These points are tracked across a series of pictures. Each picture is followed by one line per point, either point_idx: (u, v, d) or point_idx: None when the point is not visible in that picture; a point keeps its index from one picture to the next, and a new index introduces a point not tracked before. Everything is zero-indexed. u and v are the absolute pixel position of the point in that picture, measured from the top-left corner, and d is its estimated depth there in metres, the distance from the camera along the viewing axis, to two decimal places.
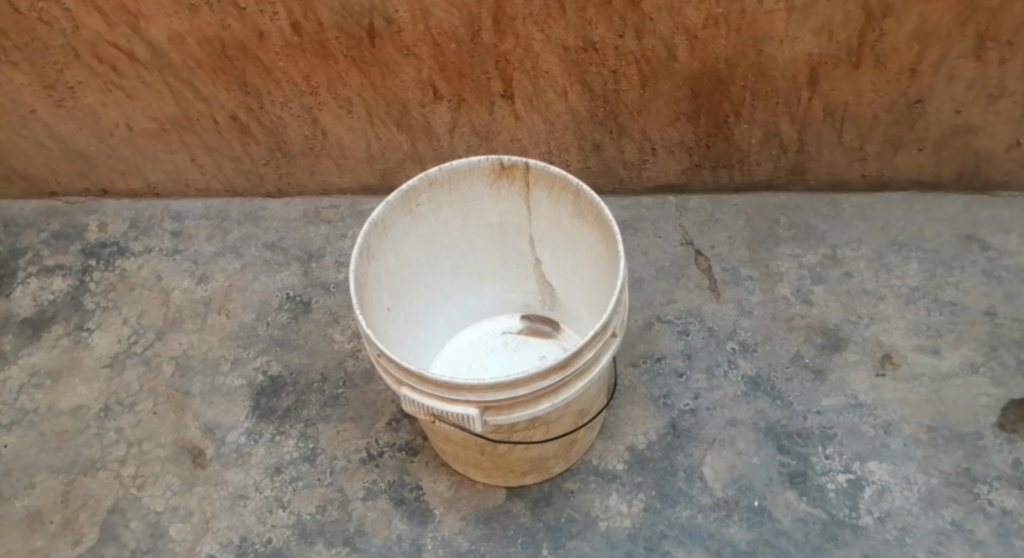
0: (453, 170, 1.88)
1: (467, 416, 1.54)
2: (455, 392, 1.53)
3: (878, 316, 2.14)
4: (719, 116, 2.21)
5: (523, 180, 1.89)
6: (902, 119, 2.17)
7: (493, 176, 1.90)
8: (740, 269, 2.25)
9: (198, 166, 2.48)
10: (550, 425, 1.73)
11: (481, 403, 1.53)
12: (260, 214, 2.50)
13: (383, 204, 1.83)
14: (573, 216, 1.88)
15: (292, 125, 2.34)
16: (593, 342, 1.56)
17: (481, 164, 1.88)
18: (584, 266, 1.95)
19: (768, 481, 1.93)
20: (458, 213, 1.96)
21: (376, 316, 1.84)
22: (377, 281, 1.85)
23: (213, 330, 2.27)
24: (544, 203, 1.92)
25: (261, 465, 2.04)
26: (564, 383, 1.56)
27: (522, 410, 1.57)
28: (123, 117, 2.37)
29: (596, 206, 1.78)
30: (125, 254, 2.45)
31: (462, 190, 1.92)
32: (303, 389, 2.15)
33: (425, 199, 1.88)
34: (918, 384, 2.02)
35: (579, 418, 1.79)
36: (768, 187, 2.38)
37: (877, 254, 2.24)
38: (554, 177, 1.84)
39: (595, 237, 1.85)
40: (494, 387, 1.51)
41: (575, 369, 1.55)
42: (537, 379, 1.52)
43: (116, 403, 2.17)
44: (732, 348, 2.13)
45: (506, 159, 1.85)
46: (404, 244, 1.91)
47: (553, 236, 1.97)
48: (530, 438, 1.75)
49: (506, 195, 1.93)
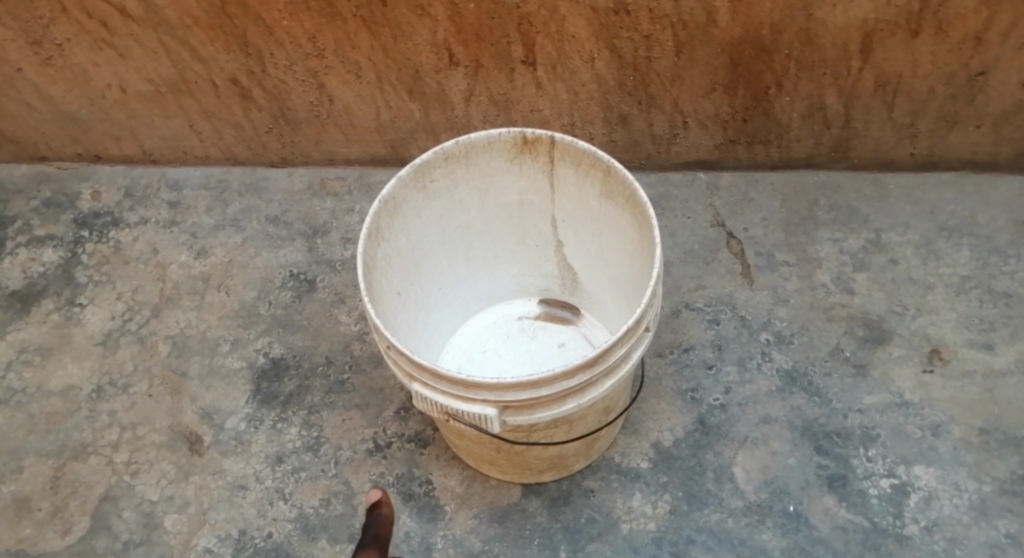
0: (472, 144, 1.72)
1: (484, 416, 1.41)
2: (471, 391, 1.39)
3: (925, 307, 1.99)
4: (759, 87, 2.04)
5: (548, 156, 1.73)
6: (960, 93, 1.99)
7: (515, 151, 1.74)
8: (776, 254, 2.10)
9: (196, 132, 2.33)
10: (573, 424, 1.60)
11: (500, 403, 1.40)
12: (262, 184, 2.35)
13: (395, 179, 1.67)
14: (602, 196, 1.73)
15: (297, 90, 2.18)
16: (625, 339, 1.42)
17: (501, 137, 1.72)
18: (611, 250, 1.80)
19: (804, 485, 1.79)
20: (475, 190, 1.81)
21: (385, 302, 1.70)
22: (387, 264, 1.71)
23: (212, 309, 2.13)
24: (569, 181, 1.77)
25: (262, 454, 1.91)
26: (592, 382, 1.42)
27: (544, 411, 1.43)
28: (116, 78, 2.22)
29: (628, 186, 1.63)
30: (119, 225, 2.31)
31: (480, 166, 1.77)
32: (306, 373, 2.01)
33: (440, 174, 1.73)
34: (969, 382, 1.87)
35: (604, 416, 1.65)
36: (806, 165, 2.21)
37: (925, 239, 2.07)
38: (583, 154, 1.69)
39: (625, 220, 1.70)
40: (515, 387, 1.37)
41: (604, 368, 1.41)
42: (563, 379, 1.38)
43: (108, 384, 2.04)
44: (767, 339, 1.98)
45: (530, 132, 1.70)
46: (417, 224, 1.76)
47: (577, 217, 1.82)
48: (550, 438, 1.62)
49: (528, 171, 1.78)
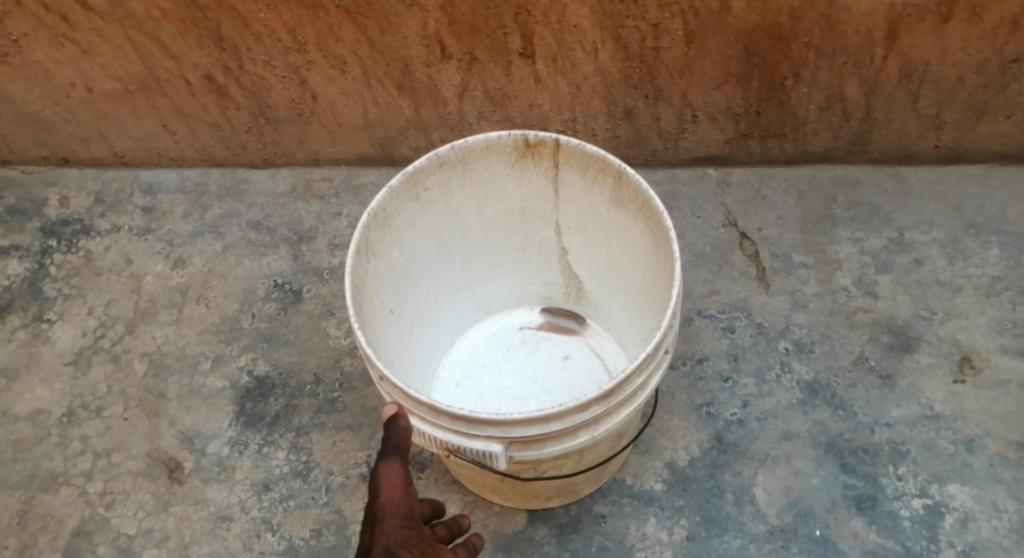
0: (469, 148, 1.58)
1: (488, 452, 1.29)
2: (474, 426, 1.27)
3: (954, 311, 1.86)
4: (776, 78, 1.90)
5: (552, 160, 1.60)
6: (991, 82, 1.87)
7: (516, 155, 1.61)
8: (793, 255, 1.96)
9: (170, 133, 2.18)
10: (584, 454, 1.47)
11: (506, 439, 1.28)
12: (243, 187, 2.20)
13: (385, 189, 1.54)
14: (611, 203, 1.60)
15: (277, 87, 2.03)
16: (642, 366, 1.31)
17: (501, 140, 1.59)
18: (620, 260, 1.67)
19: (830, 507, 1.67)
20: (472, 197, 1.67)
21: (377, 322, 1.56)
22: (378, 280, 1.57)
23: (191, 323, 1.99)
24: (575, 186, 1.63)
25: (247, 481, 1.77)
26: (607, 412, 1.31)
27: (554, 444, 1.31)
28: (80, 76, 2.06)
29: (640, 193, 1.50)
30: (90, 233, 2.15)
31: (478, 171, 1.63)
32: (293, 392, 1.87)
33: (435, 181, 1.59)
34: (1003, 392, 1.75)
35: (617, 441, 1.53)
36: (823, 159, 2.08)
37: (952, 237, 1.94)
38: (590, 157, 1.55)
39: (638, 228, 1.57)
40: (523, 422, 1.25)
41: (621, 397, 1.30)
42: (576, 412, 1.27)
43: (80, 407, 1.90)
44: (785, 348, 1.85)
45: (533, 135, 1.56)
46: (410, 235, 1.63)
47: (584, 223, 1.69)
48: (560, 467, 1.50)
49: (530, 176, 1.65)
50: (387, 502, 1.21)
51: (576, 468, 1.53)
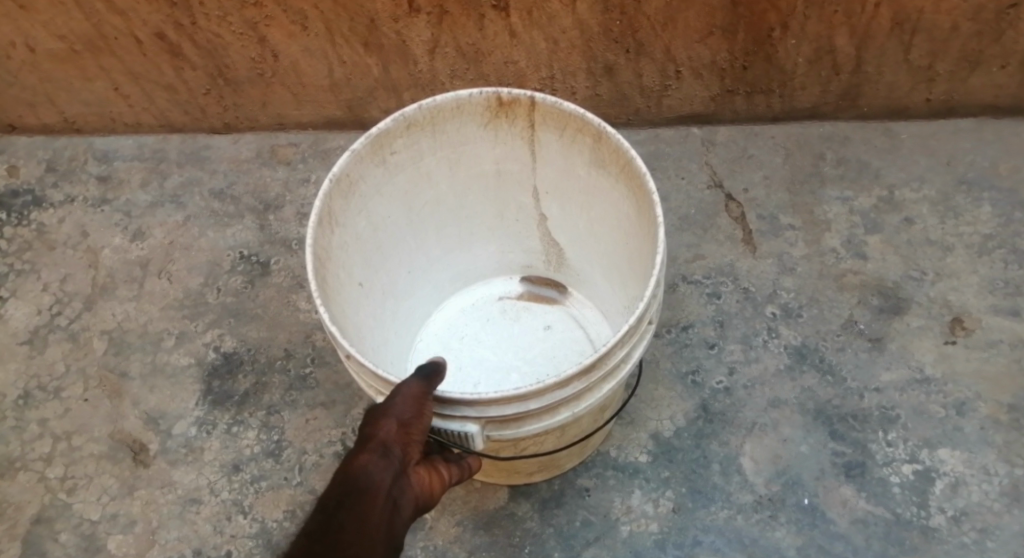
0: (439, 109, 1.49)
1: (465, 433, 1.23)
2: (448, 406, 1.21)
3: (945, 270, 1.80)
4: (763, 29, 1.81)
5: (527, 119, 1.51)
6: (986, 29, 1.79)
7: (489, 115, 1.52)
8: (780, 217, 1.89)
9: (122, 96, 2.07)
10: (566, 429, 1.41)
11: (482, 419, 1.21)
12: (204, 154, 2.10)
13: (348, 153, 1.44)
14: (591, 165, 1.51)
15: (235, 45, 1.91)
16: (626, 338, 1.24)
17: (472, 99, 1.49)
18: (601, 225, 1.60)
19: (819, 475, 1.62)
20: (444, 161, 1.59)
21: (345, 295, 1.48)
22: (345, 251, 1.48)
23: (153, 298, 1.89)
24: (553, 148, 1.55)
25: (216, 463, 1.69)
26: (589, 387, 1.24)
27: (533, 422, 1.24)
28: (21, 35, 1.94)
29: (622, 153, 1.41)
30: (42, 204, 2.04)
31: (449, 133, 1.54)
32: (263, 368, 1.78)
33: (402, 144, 1.50)
34: (996, 353, 1.70)
35: (600, 415, 1.47)
36: (811, 115, 2.00)
37: (943, 194, 1.88)
38: (568, 116, 1.46)
39: (619, 191, 1.49)
40: (500, 401, 1.18)
41: (603, 371, 1.23)
42: (556, 389, 1.20)
43: (37, 388, 1.81)
44: (773, 313, 1.79)
45: (506, 93, 1.47)
46: (378, 203, 1.54)
47: (563, 188, 1.61)
48: (541, 444, 1.43)
49: (505, 138, 1.56)
50: (397, 403, 1.16)
51: (558, 443, 1.46)
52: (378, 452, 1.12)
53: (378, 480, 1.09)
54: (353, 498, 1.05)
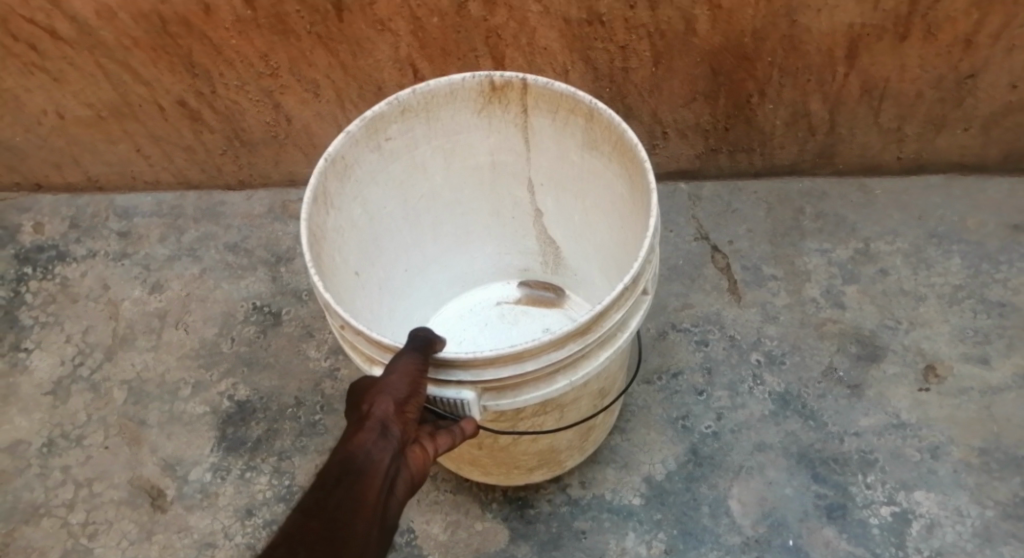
0: (431, 94, 1.58)
1: (460, 400, 1.29)
2: (444, 373, 1.28)
3: (919, 320, 1.91)
4: (742, 95, 1.95)
5: (520, 104, 1.60)
6: (949, 96, 1.92)
7: (482, 101, 1.61)
8: (763, 267, 2.01)
9: (144, 157, 2.19)
10: (565, 409, 1.50)
11: (478, 385, 1.28)
12: (219, 209, 2.21)
13: (344, 136, 1.53)
14: (584, 147, 1.60)
15: (251, 111, 2.04)
16: (618, 302, 1.30)
17: (466, 84, 1.58)
18: (597, 213, 1.70)
19: (803, 517, 1.71)
20: (438, 151, 1.69)
21: (341, 279, 1.57)
22: (339, 235, 1.57)
23: (170, 349, 2.00)
24: (546, 133, 1.64)
25: (230, 508, 1.78)
26: (585, 352, 1.32)
27: (530, 391, 1.32)
28: (52, 103, 2.06)
29: (613, 128, 1.48)
30: (65, 259, 2.15)
31: (443, 120, 1.63)
32: (275, 416, 1.88)
33: (397, 129, 1.59)
34: (966, 399, 1.80)
35: (598, 401, 1.56)
36: (791, 171, 2.13)
37: (915, 247, 1.99)
38: (560, 97, 1.55)
39: (613, 171, 1.57)
40: (497, 361, 1.25)
41: (597, 337, 1.30)
42: (551, 350, 1.27)
43: (60, 437, 1.90)
44: (757, 360, 1.90)
45: (499, 77, 1.56)
46: (372, 191, 1.64)
47: (557, 178, 1.72)
48: (540, 427, 1.51)
49: (498, 125, 1.66)
50: (392, 382, 1.21)
51: (558, 424, 1.53)
52: (376, 432, 1.16)
53: (376, 461, 1.13)
54: (350, 477, 1.10)
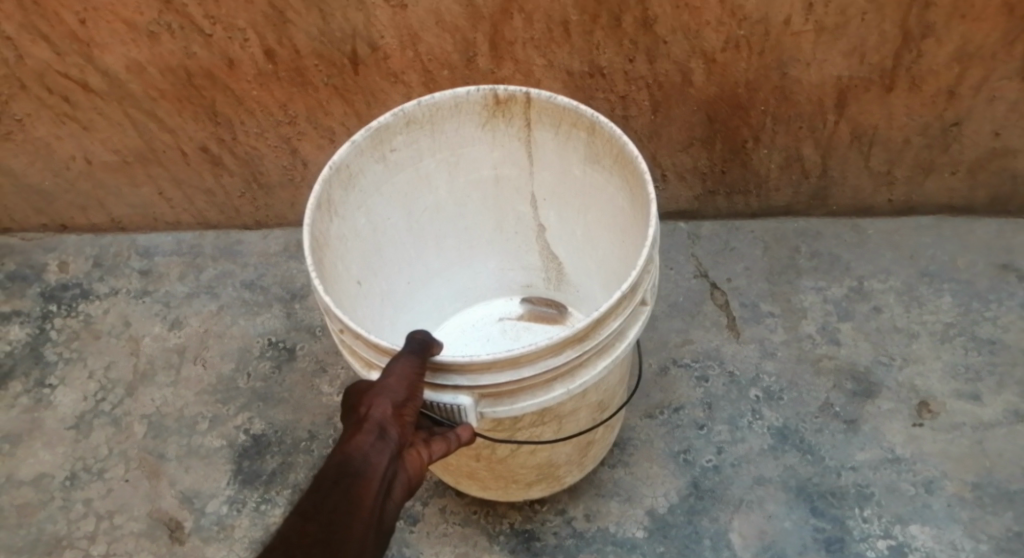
0: (436, 106, 1.64)
1: (456, 405, 1.33)
2: (441, 377, 1.32)
3: (911, 357, 1.97)
4: (737, 141, 2.03)
5: (524, 117, 1.66)
6: (935, 143, 2.00)
7: (487, 114, 1.67)
8: (760, 304, 2.08)
9: (166, 199, 2.27)
10: (562, 421, 1.54)
11: (475, 391, 1.32)
12: (236, 248, 2.29)
13: (349, 145, 1.59)
14: (585, 161, 1.67)
15: (269, 156, 2.13)
16: (616, 311, 1.34)
17: (470, 97, 1.65)
18: (598, 228, 1.77)
19: (802, 549, 1.77)
20: (442, 163, 1.75)
21: (342, 288, 1.63)
22: (343, 243, 1.63)
23: (189, 384, 2.07)
24: (548, 146, 1.71)
25: (245, 540, 1.84)
26: (582, 361, 1.35)
27: (527, 398, 1.35)
28: (80, 150, 2.16)
29: (614, 141, 1.54)
30: (89, 297, 2.23)
31: (447, 133, 1.70)
32: (289, 449, 1.94)
33: (401, 140, 1.65)
34: (958, 434, 1.86)
35: (596, 414, 1.61)
36: (786, 212, 2.21)
37: (907, 285, 2.06)
38: (563, 111, 1.61)
39: (613, 185, 1.64)
40: (494, 366, 1.28)
41: (594, 346, 1.34)
42: (548, 356, 1.30)
43: (83, 470, 1.97)
44: (756, 395, 1.96)
45: (503, 91, 1.63)
46: (376, 201, 1.70)
47: (560, 192, 1.79)
48: (537, 438, 1.55)
49: (502, 139, 1.72)
50: (389, 385, 1.25)
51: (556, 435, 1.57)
52: (373, 435, 1.23)
53: (372, 465, 1.21)
54: (347, 480, 1.19)
